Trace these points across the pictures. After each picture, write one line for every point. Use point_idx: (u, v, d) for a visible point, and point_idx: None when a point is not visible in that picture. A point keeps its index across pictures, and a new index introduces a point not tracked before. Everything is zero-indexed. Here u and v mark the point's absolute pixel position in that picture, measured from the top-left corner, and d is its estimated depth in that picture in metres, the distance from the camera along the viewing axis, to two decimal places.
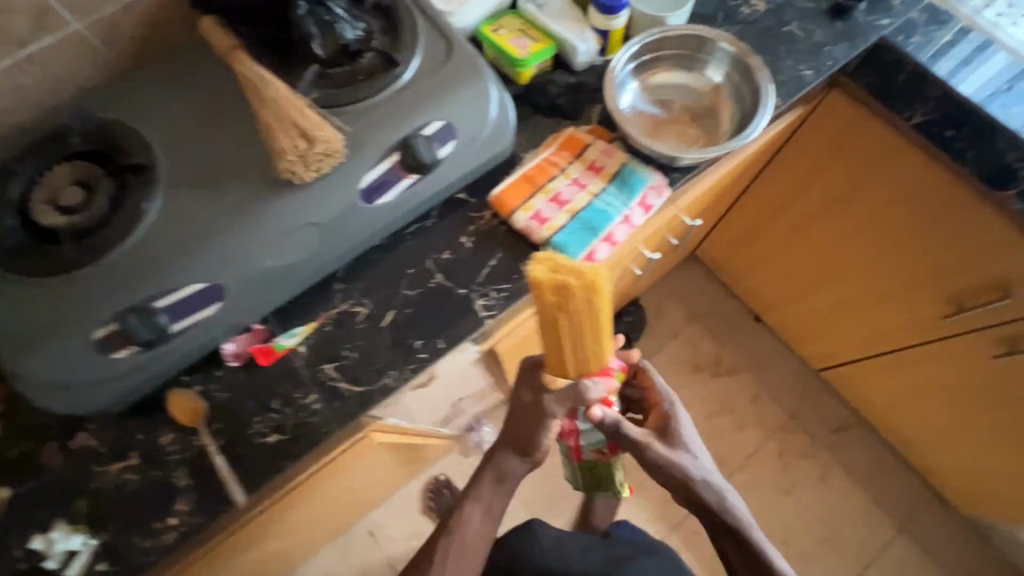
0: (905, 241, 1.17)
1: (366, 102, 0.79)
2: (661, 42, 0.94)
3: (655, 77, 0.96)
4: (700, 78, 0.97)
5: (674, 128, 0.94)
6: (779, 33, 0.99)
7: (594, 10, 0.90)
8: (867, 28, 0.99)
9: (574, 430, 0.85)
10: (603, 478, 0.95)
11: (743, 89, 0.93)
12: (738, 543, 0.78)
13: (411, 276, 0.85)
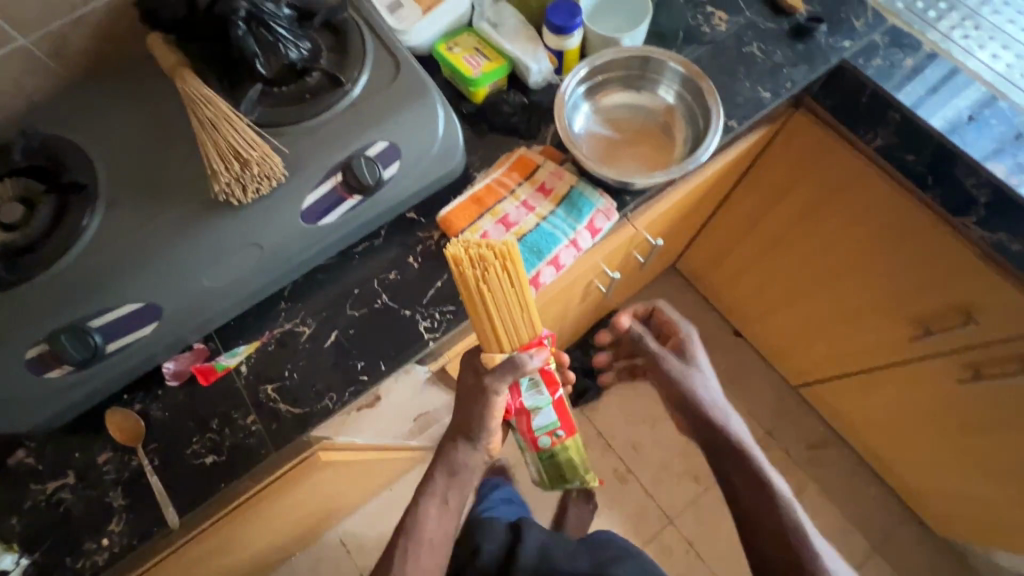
0: (871, 261, 1.16)
1: (309, 123, 0.79)
2: (610, 63, 0.92)
3: (607, 98, 0.95)
4: (653, 97, 0.95)
5: (628, 151, 0.94)
6: (738, 53, 0.98)
7: (548, 30, 0.89)
8: (828, 49, 0.98)
9: (525, 412, 0.82)
10: (565, 466, 0.90)
11: (696, 109, 0.91)
12: (746, 488, 0.77)
13: (357, 295, 0.85)
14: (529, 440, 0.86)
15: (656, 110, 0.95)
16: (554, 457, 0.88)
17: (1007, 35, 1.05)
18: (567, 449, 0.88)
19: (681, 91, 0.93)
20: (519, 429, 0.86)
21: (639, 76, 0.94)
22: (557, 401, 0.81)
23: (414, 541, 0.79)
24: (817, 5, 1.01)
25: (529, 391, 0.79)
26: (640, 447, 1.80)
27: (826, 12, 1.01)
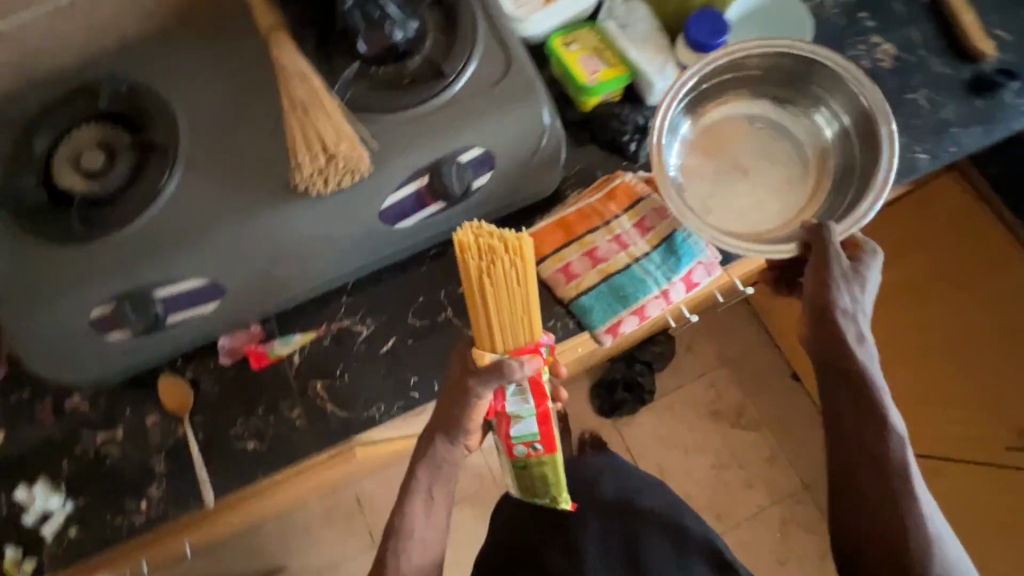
0: (982, 353, 1.02)
1: (402, 116, 0.71)
2: (757, 66, 0.80)
3: (745, 118, 0.83)
4: (806, 125, 0.82)
5: (761, 187, 0.81)
6: (899, 100, 0.83)
7: (683, 42, 0.79)
8: (1013, 111, 0.82)
9: (505, 415, 0.70)
10: (540, 480, 0.77)
11: (858, 151, 0.77)
12: (871, 486, 0.64)
13: (420, 304, 0.80)
14: (505, 443, 0.74)
15: (806, 143, 0.83)
16: (530, 468, 0.75)
17: None
18: (546, 464, 0.74)
19: (843, 121, 0.79)
20: (497, 430, 0.73)
21: (791, 95, 0.82)
22: (544, 412, 0.69)
23: (405, 545, 0.73)
24: (1008, 54, 0.84)
25: (513, 398, 0.67)
26: (667, 471, 1.74)
27: (1019, 64, 0.83)
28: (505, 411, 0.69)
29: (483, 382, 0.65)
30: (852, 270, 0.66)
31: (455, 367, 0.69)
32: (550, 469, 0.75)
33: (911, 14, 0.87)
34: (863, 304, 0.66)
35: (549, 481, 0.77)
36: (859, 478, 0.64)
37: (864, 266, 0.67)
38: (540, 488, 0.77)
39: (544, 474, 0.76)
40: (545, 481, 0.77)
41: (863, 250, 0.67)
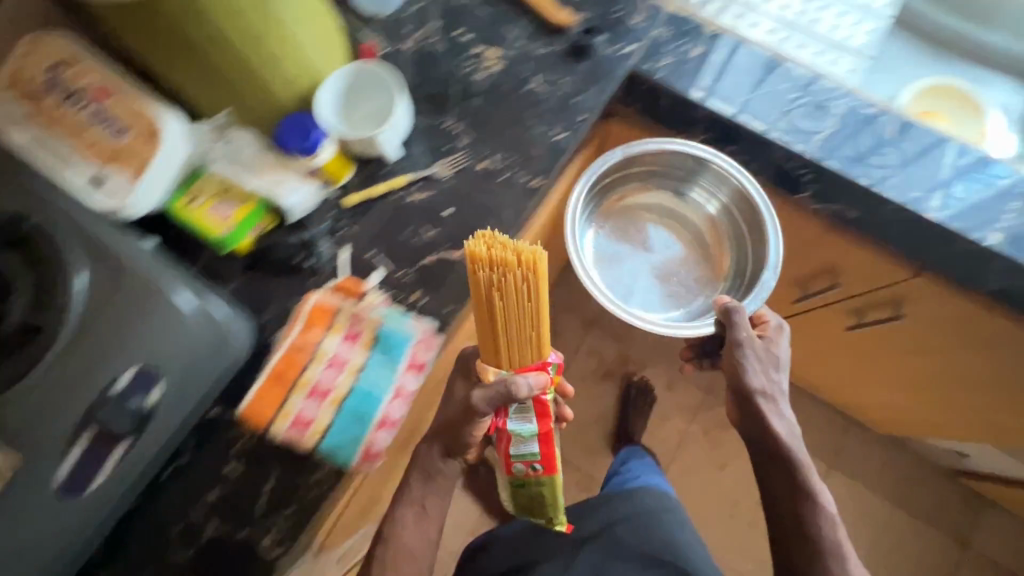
0: None
1: (21, 387, 0.62)
2: (659, 164, 1.01)
3: (643, 211, 1.07)
4: (695, 205, 1.05)
5: (657, 268, 1.06)
6: (520, 95, 0.87)
7: (291, 152, 0.76)
8: (612, 61, 0.88)
9: (509, 432, 0.75)
10: (538, 498, 0.82)
11: (738, 212, 0.98)
12: (803, 547, 0.74)
13: (181, 532, 0.73)
14: (504, 459, 0.77)
15: (694, 219, 1.06)
16: (521, 488, 0.80)
17: None
18: (543, 484, 0.79)
19: (717, 197, 1.01)
20: (499, 448, 0.78)
21: (684, 182, 1.03)
22: (545, 431, 0.73)
23: (394, 554, 0.75)
24: (588, 10, 0.90)
25: (514, 416, 0.72)
26: (593, 449, 1.78)
27: (600, 15, 0.90)
28: (505, 426, 0.74)
29: (484, 398, 0.69)
30: (763, 347, 0.82)
31: (457, 382, 0.77)
32: (548, 490, 0.79)
33: (497, 14, 0.91)
34: (774, 376, 0.81)
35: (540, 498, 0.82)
36: (792, 540, 0.75)
37: (776, 340, 0.84)
38: (541, 506, 0.83)
39: (542, 493, 0.81)
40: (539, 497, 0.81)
41: (775, 326, 0.85)
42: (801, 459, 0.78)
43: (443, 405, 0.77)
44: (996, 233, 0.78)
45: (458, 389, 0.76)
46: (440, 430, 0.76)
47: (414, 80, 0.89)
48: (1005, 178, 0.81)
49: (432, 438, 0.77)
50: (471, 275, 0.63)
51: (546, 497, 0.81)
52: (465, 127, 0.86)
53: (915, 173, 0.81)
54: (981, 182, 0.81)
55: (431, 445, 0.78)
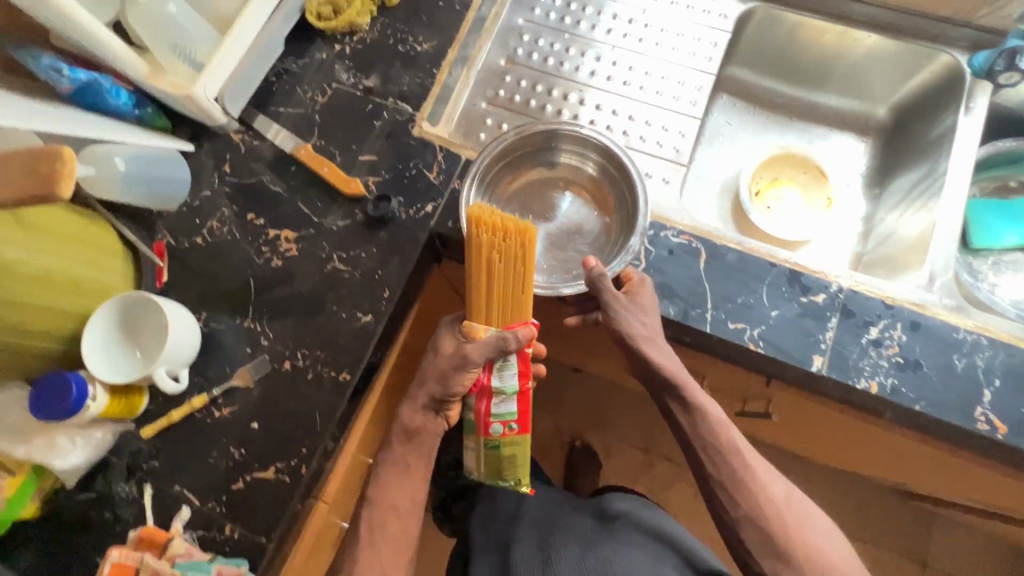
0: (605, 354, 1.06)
1: None
2: (530, 140, 0.86)
3: (528, 187, 0.90)
4: (571, 168, 0.88)
5: (551, 239, 0.87)
6: (321, 278, 0.83)
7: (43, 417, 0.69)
8: (413, 224, 0.83)
9: (487, 390, 0.69)
10: (507, 463, 0.71)
11: (616, 170, 0.84)
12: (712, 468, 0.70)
13: None
14: (479, 420, 0.70)
15: (577, 180, 0.89)
16: (495, 454, 0.71)
17: (600, 90, 0.97)
18: (519, 448, 0.70)
19: (592, 157, 0.86)
20: (474, 410, 0.70)
21: (549, 151, 0.88)
22: (526, 390, 0.69)
23: (380, 512, 0.73)
24: (382, 173, 0.86)
25: (501, 368, 0.68)
26: None
27: (394, 177, 0.86)
28: (489, 384, 0.69)
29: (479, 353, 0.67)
30: (635, 302, 0.73)
31: (446, 339, 0.74)
32: (517, 457, 0.71)
33: (288, 190, 0.87)
34: (649, 322, 0.74)
35: (508, 468, 0.72)
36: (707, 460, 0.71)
37: (642, 292, 0.75)
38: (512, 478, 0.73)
39: (513, 461, 0.72)
40: (507, 469, 0.72)
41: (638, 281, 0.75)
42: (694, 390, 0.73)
43: (431, 359, 0.74)
44: (819, 357, 0.74)
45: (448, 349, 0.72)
46: (434, 382, 0.72)
47: (211, 279, 0.84)
48: (823, 293, 0.77)
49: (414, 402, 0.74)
50: (472, 235, 0.65)
51: (516, 468, 0.72)
52: (267, 326, 0.81)
53: (730, 302, 0.77)
54: (799, 300, 0.77)
55: (415, 398, 0.74)
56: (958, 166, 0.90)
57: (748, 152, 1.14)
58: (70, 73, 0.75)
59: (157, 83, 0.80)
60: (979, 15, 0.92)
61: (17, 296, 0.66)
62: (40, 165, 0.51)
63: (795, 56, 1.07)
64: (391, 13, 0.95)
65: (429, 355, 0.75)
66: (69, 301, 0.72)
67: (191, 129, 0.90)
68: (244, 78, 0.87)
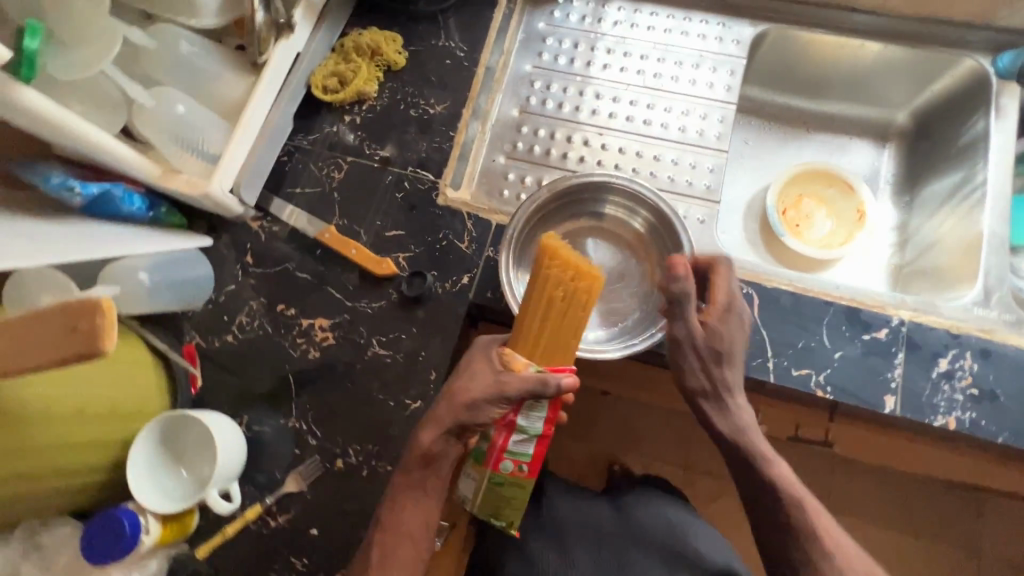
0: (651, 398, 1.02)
1: None
2: (580, 190, 0.80)
3: (573, 236, 0.83)
4: (618, 221, 0.83)
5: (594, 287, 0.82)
6: (363, 365, 0.80)
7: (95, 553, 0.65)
8: (451, 299, 0.81)
9: (511, 423, 0.61)
10: (505, 504, 0.66)
11: (662, 229, 0.79)
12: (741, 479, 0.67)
13: None
14: (490, 453, 0.63)
15: (622, 234, 0.83)
16: (494, 490, 0.65)
17: (621, 131, 0.94)
18: (521, 490, 0.65)
19: (641, 213, 0.81)
20: (487, 443, 0.63)
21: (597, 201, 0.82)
22: (548, 436, 0.62)
23: (391, 535, 0.65)
24: (412, 248, 0.83)
25: (529, 407, 0.61)
26: None
27: (425, 251, 0.83)
28: (514, 421, 0.61)
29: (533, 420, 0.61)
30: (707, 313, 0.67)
31: (476, 358, 0.66)
32: (516, 498, 0.66)
33: (317, 276, 0.84)
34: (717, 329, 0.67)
35: (501, 506, 0.67)
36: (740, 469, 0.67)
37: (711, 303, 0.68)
38: (505, 513, 0.67)
39: (512, 500, 0.66)
40: (502, 506, 0.67)
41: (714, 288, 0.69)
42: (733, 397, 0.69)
43: (462, 381, 0.64)
44: (891, 398, 0.72)
45: (481, 375, 0.63)
46: (461, 409, 0.63)
47: (249, 379, 0.81)
48: (886, 329, 0.74)
49: (434, 423, 0.65)
50: (541, 266, 0.58)
51: (509, 506, 0.67)
52: (312, 423, 0.78)
53: (791, 347, 0.75)
54: (862, 339, 0.74)
55: (440, 420, 0.64)
56: (998, 173, 0.88)
57: (771, 171, 1.09)
58: (82, 189, 0.71)
59: (171, 184, 0.75)
60: (999, 19, 0.91)
61: (53, 439, 0.62)
62: (76, 324, 0.47)
63: (812, 70, 1.04)
64: (398, 76, 0.92)
65: (462, 371, 0.66)
66: (107, 431, 0.68)
67: (207, 221, 0.87)
68: (257, 165, 0.84)
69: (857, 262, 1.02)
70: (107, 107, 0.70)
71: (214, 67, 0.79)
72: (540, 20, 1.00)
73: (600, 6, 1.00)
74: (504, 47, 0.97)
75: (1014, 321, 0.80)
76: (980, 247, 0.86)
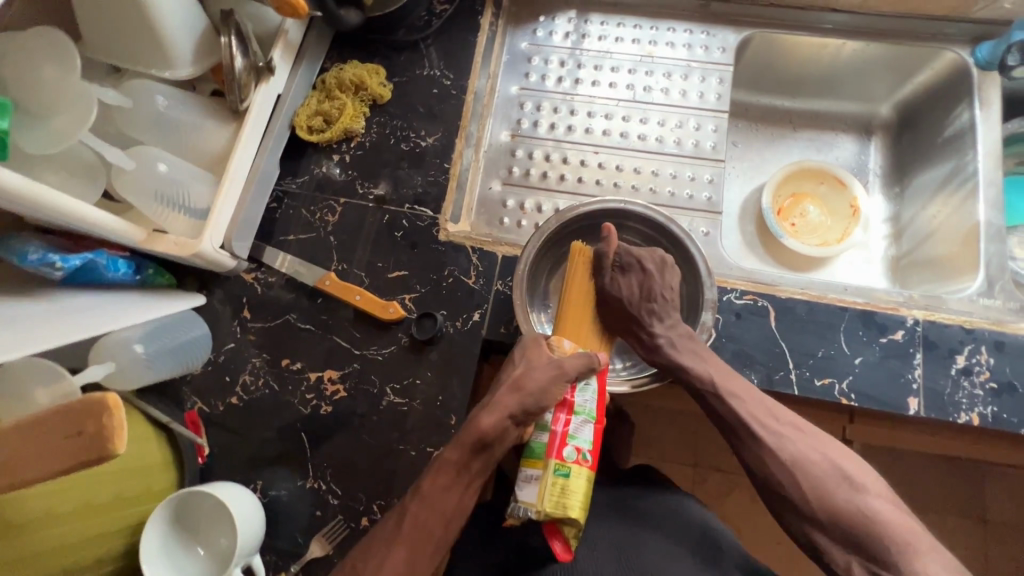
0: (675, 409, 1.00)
1: None
2: (589, 220, 0.79)
3: None
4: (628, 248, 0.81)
5: None
6: (378, 416, 0.77)
7: None
8: (465, 337, 0.78)
9: (570, 404, 0.63)
10: (575, 500, 0.59)
11: (675, 254, 0.78)
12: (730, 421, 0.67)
13: None
14: (551, 442, 0.61)
15: None
16: (558, 490, 0.59)
17: (616, 148, 0.93)
18: (589, 483, 0.60)
19: (650, 238, 0.79)
20: (545, 433, 0.62)
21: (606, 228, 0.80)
22: (603, 419, 0.63)
23: (423, 510, 0.60)
24: (417, 287, 0.81)
25: (585, 385, 0.64)
26: None
27: (432, 290, 0.81)
28: (572, 400, 0.63)
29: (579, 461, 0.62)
30: (642, 278, 0.73)
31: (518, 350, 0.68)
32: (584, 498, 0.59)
33: (320, 325, 0.80)
34: (657, 292, 0.72)
35: (566, 513, 0.59)
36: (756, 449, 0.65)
37: (669, 278, 0.74)
38: (574, 513, 0.59)
39: (580, 494, 0.59)
40: (567, 512, 0.59)
41: (653, 260, 0.73)
42: (659, 342, 0.71)
43: (524, 369, 0.64)
44: (914, 400, 0.72)
45: (539, 364, 0.64)
46: (528, 393, 0.61)
47: (258, 441, 0.77)
48: (901, 330, 0.75)
49: (498, 406, 0.61)
50: (577, 261, 0.74)
51: (575, 514, 0.59)
52: (331, 482, 0.75)
53: (812, 357, 0.75)
54: (879, 342, 0.75)
55: (503, 405, 0.61)
56: (987, 162, 0.90)
57: (763, 172, 1.07)
58: (63, 263, 0.65)
59: (158, 247, 0.70)
60: (975, 10, 0.92)
61: (55, 538, 0.58)
62: (82, 425, 0.44)
63: (795, 69, 1.04)
64: (385, 110, 0.89)
65: (517, 362, 0.66)
66: (114, 518, 0.64)
67: (198, 278, 0.83)
68: (248, 215, 0.80)
69: (854, 258, 1.01)
70: (81, 174, 0.66)
71: (193, 118, 0.75)
72: (523, 41, 0.98)
73: (581, 22, 0.99)
74: (490, 70, 0.94)
75: (1018, 308, 0.82)
76: (978, 236, 0.88)
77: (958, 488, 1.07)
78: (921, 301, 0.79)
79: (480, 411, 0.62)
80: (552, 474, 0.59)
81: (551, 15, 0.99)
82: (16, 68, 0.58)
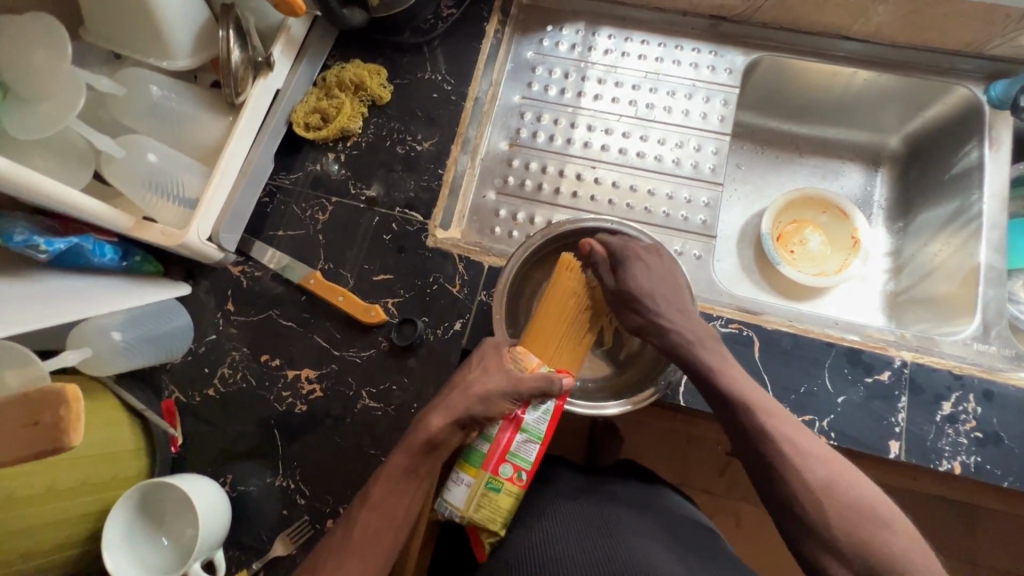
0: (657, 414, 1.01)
1: None
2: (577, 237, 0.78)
3: None
4: None
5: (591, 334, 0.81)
6: (352, 417, 0.76)
7: None
8: (444, 345, 0.78)
9: (517, 421, 0.61)
10: (500, 514, 0.60)
11: None
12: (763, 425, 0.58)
13: None
14: (492, 454, 0.60)
15: None
16: (485, 502, 0.60)
17: (613, 164, 0.92)
18: (517, 500, 0.61)
19: None
20: (486, 444, 0.60)
21: None
22: (549, 441, 0.62)
23: (375, 517, 0.58)
24: (401, 292, 0.81)
25: (536, 407, 0.61)
26: None
27: (415, 296, 0.80)
28: (520, 419, 0.60)
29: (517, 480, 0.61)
30: (644, 269, 0.69)
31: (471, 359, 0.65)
32: (507, 514, 0.60)
33: (302, 323, 0.80)
34: (661, 284, 0.69)
35: (486, 522, 0.60)
36: None
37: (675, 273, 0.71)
38: (493, 525, 0.60)
39: (504, 509, 0.60)
40: (489, 521, 0.60)
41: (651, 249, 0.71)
42: (672, 336, 0.67)
43: (477, 374, 0.62)
44: (896, 443, 0.71)
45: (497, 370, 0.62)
46: (476, 399, 0.60)
47: (231, 435, 0.77)
48: (888, 371, 0.73)
49: (445, 410, 0.61)
50: (564, 271, 0.70)
51: (495, 524, 0.60)
52: (300, 480, 0.75)
53: (794, 392, 0.73)
54: (864, 381, 0.73)
55: (452, 407, 0.61)
56: (993, 202, 0.87)
57: (765, 195, 1.05)
58: (48, 245, 0.65)
59: (144, 234, 0.70)
60: (991, 47, 0.90)
61: (15, 520, 0.59)
62: (37, 414, 0.44)
63: (803, 95, 1.02)
64: (383, 111, 0.89)
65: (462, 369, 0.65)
66: (77, 504, 0.64)
67: (185, 267, 0.83)
68: (237, 208, 0.80)
69: (851, 290, 0.99)
70: (71, 158, 0.67)
71: (187, 108, 0.75)
72: (528, 49, 0.97)
73: (589, 34, 0.98)
74: (493, 77, 0.94)
75: (1013, 355, 0.80)
76: (978, 278, 0.85)
77: (942, 534, 1.04)
78: (912, 341, 0.77)
79: (429, 412, 0.62)
80: (483, 486, 0.59)
81: (559, 25, 0.98)
82: (12, 54, 0.60)
